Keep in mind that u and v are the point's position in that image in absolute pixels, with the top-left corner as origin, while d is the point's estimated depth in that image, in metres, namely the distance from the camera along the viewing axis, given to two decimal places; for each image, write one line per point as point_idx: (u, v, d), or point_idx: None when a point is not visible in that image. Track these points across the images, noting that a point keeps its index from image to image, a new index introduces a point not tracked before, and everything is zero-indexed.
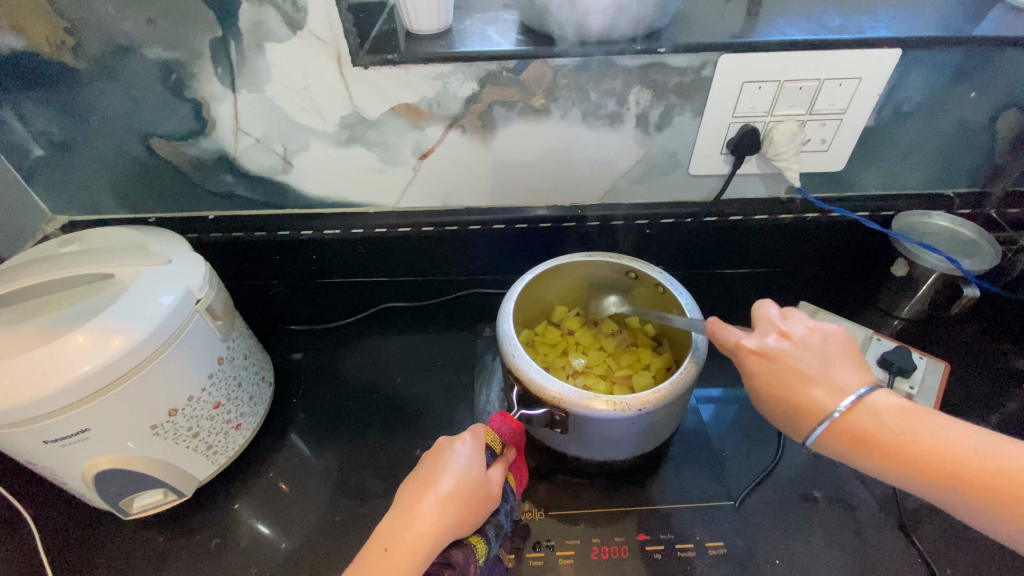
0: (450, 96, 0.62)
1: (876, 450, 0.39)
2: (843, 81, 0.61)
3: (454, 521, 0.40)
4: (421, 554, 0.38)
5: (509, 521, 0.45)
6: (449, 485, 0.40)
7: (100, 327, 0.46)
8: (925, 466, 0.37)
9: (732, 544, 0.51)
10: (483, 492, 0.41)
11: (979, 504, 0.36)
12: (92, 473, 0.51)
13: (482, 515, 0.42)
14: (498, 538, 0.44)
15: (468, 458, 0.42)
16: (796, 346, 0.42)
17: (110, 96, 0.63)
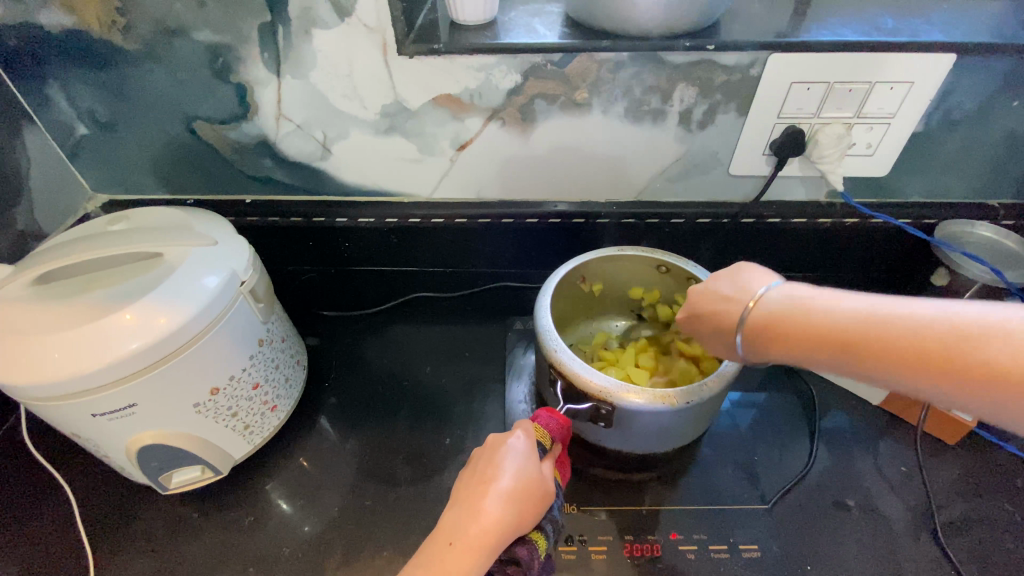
0: (492, 87, 0.62)
1: (803, 334, 0.38)
2: (894, 85, 0.60)
3: (516, 519, 0.40)
4: (486, 552, 0.38)
5: (560, 515, 0.46)
6: (511, 481, 0.40)
7: (152, 305, 0.47)
8: (847, 337, 0.36)
9: (765, 548, 0.50)
10: (542, 489, 0.42)
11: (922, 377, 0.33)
12: (135, 448, 0.52)
13: (540, 512, 0.42)
14: (554, 533, 0.44)
15: (524, 456, 0.42)
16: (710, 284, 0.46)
17: (157, 77, 0.64)
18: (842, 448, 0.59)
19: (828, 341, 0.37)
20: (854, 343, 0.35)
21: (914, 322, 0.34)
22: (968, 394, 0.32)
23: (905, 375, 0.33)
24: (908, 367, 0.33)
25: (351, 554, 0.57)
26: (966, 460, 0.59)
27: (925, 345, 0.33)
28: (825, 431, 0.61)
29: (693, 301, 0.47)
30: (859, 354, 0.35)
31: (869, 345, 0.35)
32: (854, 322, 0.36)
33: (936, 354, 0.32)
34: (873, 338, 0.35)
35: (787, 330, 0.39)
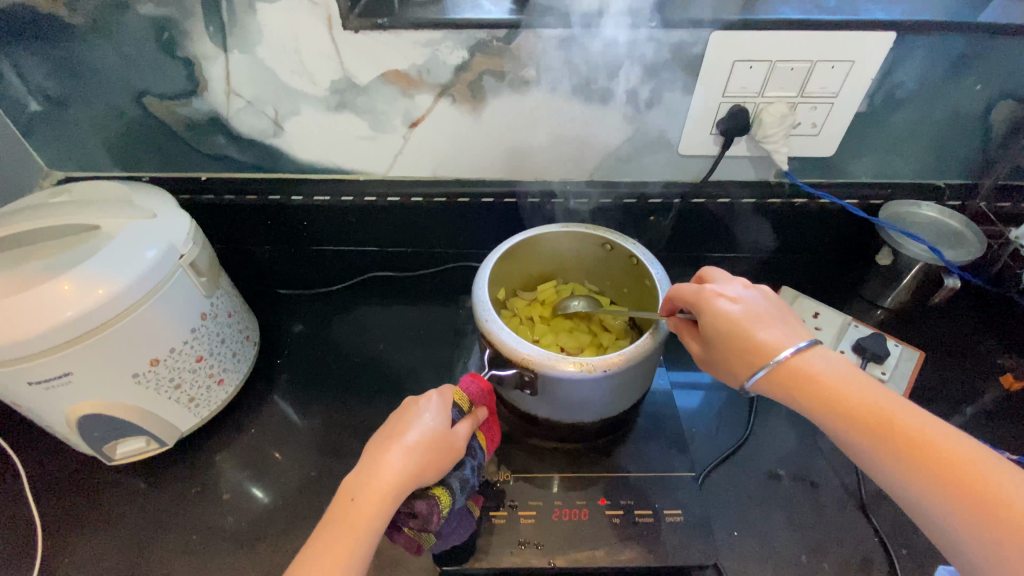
0: (440, 63, 0.62)
1: (824, 399, 0.40)
2: (835, 64, 0.60)
3: (419, 468, 0.42)
4: (387, 498, 0.41)
5: (475, 477, 0.47)
6: (416, 435, 0.43)
7: (86, 275, 0.47)
8: (866, 414, 0.38)
9: (690, 513, 0.51)
10: (448, 444, 0.44)
11: (917, 476, 0.36)
12: (75, 418, 0.52)
13: (447, 467, 0.44)
14: (463, 493, 0.46)
15: (433, 413, 0.45)
16: (745, 306, 0.45)
17: (104, 51, 0.63)
18: (778, 422, 0.61)
19: (848, 413, 0.39)
20: (881, 429, 0.37)
21: (936, 437, 0.36)
22: (948, 506, 0.34)
23: (905, 470, 0.36)
24: (911, 465, 0.36)
25: (296, 524, 0.58)
26: None
27: (939, 451, 0.36)
28: (764, 405, 0.62)
29: (718, 309, 0.45)
30: (879, 439, 0.37)
31: (890, 432, 0.37)
32: (874, 404, 0.38)
33: (946, 461, 0.35)
34: (892, 428, 0.37)
35: (815, 388, 0.40)
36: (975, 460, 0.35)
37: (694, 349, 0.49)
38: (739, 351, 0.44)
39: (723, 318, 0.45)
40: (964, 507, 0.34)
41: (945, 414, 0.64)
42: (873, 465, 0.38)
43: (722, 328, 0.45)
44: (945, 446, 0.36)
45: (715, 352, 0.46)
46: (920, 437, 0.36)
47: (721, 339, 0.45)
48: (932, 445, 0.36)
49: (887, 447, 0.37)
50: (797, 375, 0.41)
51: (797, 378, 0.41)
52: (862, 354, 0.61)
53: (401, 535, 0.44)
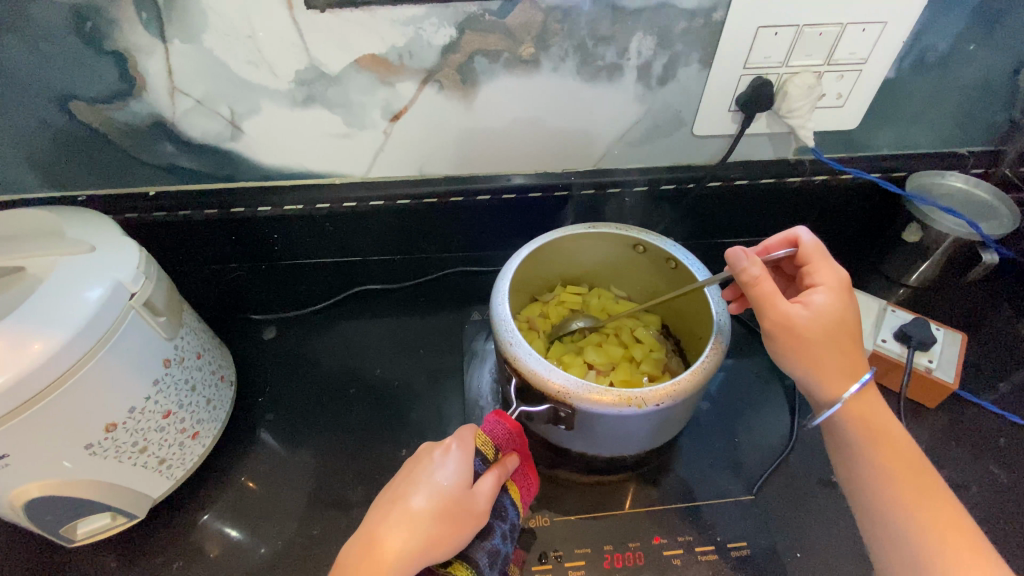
0: (424, 44, 0.53)
1: (880, 440, 0.41)
2: (866, 27, 0.54)
3: (426, 545, 0.35)
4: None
5: (508, 544, 0.39)
6: (424, 500, 0.35)
7: (12, 332, 0.38)
8: (913, 467, 0.40)
9: (755, 544, 0.46)
10: (465, 509, 0.36)
11: (925, 526, 0.37)
12: (17, 506, 0.43)
13: (466, 536, 0.36)
14: (493, 567, 0.38)
15: (448, 469, 0.37)
16: (845, 311, 0.43)
17: (10, 49, 0.52)
18: None
19: (891, 452, 0.40)
20: (911, 479, 0.39)
21: (956, 510, 0.38)
22: (943, 565, 0.36)
23: (916, 515, 0.38)
24: (924, 518, 0.38)
25: None
26: (942, 423, 0.58)
27: (956, 522, 0.38)
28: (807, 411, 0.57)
29: (830, 311, 0.42)
30: (905, 481, 0.39)
31: (924, 491, 0.39)
32: (915, 462, 0.40)
33: (958, 531, 0.37)
34: (926, 485, 0.39)
35: (877, 421, 0.41)
36: (981, 543, 0.37)
37: (799, 313, 0.42)
38: (824, 355, 0.42)
39: (829, 319, 0.42)
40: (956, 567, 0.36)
41: (989, 396, 0.61)
42: (885, 499, 0.39)
43: (823, 330, 0.42)
44: (960, 522, 0.38)
45: (796, 345, 0.42)
46: (943, 506, 0.38)
47: (818, 338, 0.42)
48: (951, 512, 0.38)
49: (907, 493, 0.39)
50: (865, 409, 0.42)
51: (864, 405, 0.42)
52: (907, 343, 0.57)
53: None
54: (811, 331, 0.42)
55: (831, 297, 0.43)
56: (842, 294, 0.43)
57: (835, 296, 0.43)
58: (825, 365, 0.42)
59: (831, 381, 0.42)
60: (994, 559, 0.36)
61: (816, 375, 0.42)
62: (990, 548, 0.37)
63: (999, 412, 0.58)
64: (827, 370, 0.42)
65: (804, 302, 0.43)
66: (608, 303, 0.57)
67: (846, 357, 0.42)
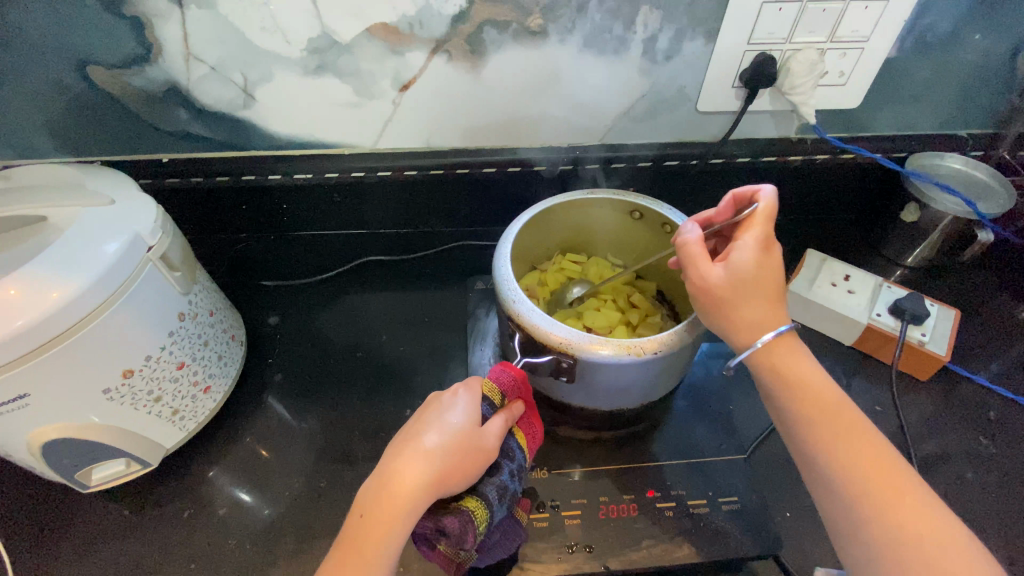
0: (434, 14, 0.55)
1: (809, 404, 0.39)
2: (869, 4, 0.55)
3: (441, 480, 0.36)
4: (404, 515, 0.35)
5: (515, 482, 0.41)
6: (436, 438, 0.37)
7: (35, 277, 0.39)
8: (844, 427, 0.38)
9: (746, 499, 0.47)
10: (477, 446, 0.38)
11: (859, 479, 0.36)
12: (37, 446, 0.44)
13: (478, 471, 0.38)
14: (502, 503, 0.39)
15: (457, 410, 0.39)
16: (762, 268, 0.41)
17: (30, 11, 0.53)
18: None
19: (816, 406, 0.39)
20: (838, 431, 0.38)
21: (890, 458, 0.37)
22: (879, 517, 0.35)
23: (850, 469, 0.37)
24: (860, 477, 0.36)
25: (307, 538, 0.53)
26: (932, 395, 0.59)
27: (891, 471, 0.36)
28: None
29: (744, 269, 0.41)
30: (833, 435, 0.38)
31: (855, 441, 0.38)
32: (844, 413, 0.39)
33: (892, 481, 0.36)
34: (860, 444, 0.37)
35: (798, 378, 0.40)
36: (916, 487, 0.36)
37: (714, 274, 0.41)
38: (733, 313, 0.41)
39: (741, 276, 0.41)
40: (895, 519, 0.34)
41: (981, 372, 0.62)
42: (818, 458, 0.38)
43: (734, 288, 0.41)
44: (895, 469, 0.36)
45: (707, 303, 0.42)
46: (874, 454, 0.37)
47: (727, 296, 0.41)
48: (887, 467, 0.36)
49: (836, 447, 0.38)
50: (783, 365, 0.41)
51: (783, 361, 0.41)
52: (901, 316, 0.58)
53: (436, 554, 0.38)
54: (727, 289, 0.41)
55: (752, 253, 0.41)
56: (764, 252, 0.41)
57: (757, 254, 0.41)
58: (741, 320, 0.41)
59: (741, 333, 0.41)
60: (930, 504, 0.35)
61: (733, 329, 0.42)
62: (925, 491, 0.36)
63: (988, 386, 0.60)
64: (743, 323, 0.41)
65: (724, 262, 0.42)
66: (606, 272, 0.58)
67: (763, 308, 0.41)
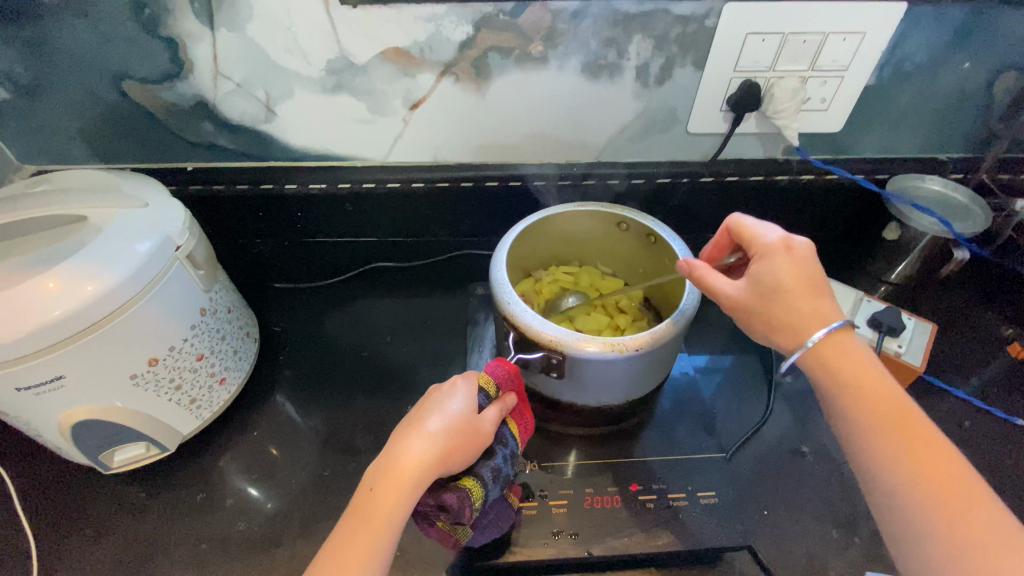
0: (443, 40, 0.59)
1: (870, 403, 0.39)
2: (846, 36, 0.59)
3: (443, 459, 0.39)
4: (409, 489, 0.38)
5: (508, 466, 0.44)
6: (440, 422, 0.40)
7: (75, 270, 0.43)
8: (913, 433, 0.38)
9: (724, 494, 0.50)
10: (475, 430, 0.41)
11: (924, 485, 0.36)
12: (68, 426, 0.48)
13: (475, 454, 0.41)
14: (496, 484, 0.42)
15: (458, 398, 0.42)
16: (789, 268, 0.43)
17: (76, 32, 0.58)
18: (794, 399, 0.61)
19: (878, 407, 0.39)
20: (901, 435, 0.38)
21: (954, 465, 0.36)
22: (939, 526, 0.34)
23: (912, 474, 0.36)
24: (925, 485, 0.36)
25: (310, 523, 0.56)
26: None
27: (957, 482, 0.36)
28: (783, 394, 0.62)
29: (762, 275, 0.43)
30: (895, 438, 0.38)
31: (918, 445, 0.37)
32: (908, 416, 0.38)
33: (957, 491, 0.35)
34: (919, 444, 0.37)
35: (859, 377, 0.40)
36: (983, 498, 0.35)
37: (728, 286, 0.45)
38: (771, 314, 0.43)
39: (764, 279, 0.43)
40: (956, 529, 0.34)
41: (959, 385, 0.65)
42: (879, 460, 0.38)
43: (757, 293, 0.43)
44: (961, 477, 0.36)
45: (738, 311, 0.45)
46: (941, 460, 0.36)
47: (756, 300, 0.43)
48: (944, 467, 0.36)
49: (898, 451, 0.37)
50: (842, 363, 0.41)
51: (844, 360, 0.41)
52: (878, 329, 0.61)
53: (434, 530, 0.41)
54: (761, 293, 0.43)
55: (776, 261, 0.44)
56: (789, 254, 0.44)
57: (780, 258, 0.44)
58: (795, 319, 0.42)
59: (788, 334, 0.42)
60: (1000, 517, 0.34)
61: (779, 333, 0.43)
62: (994, 505, 0.35)
63: (964, 397, 0.62)
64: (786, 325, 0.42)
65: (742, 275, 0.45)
66: (597, 280, 0.62)
67: (804, 306, 0.42)
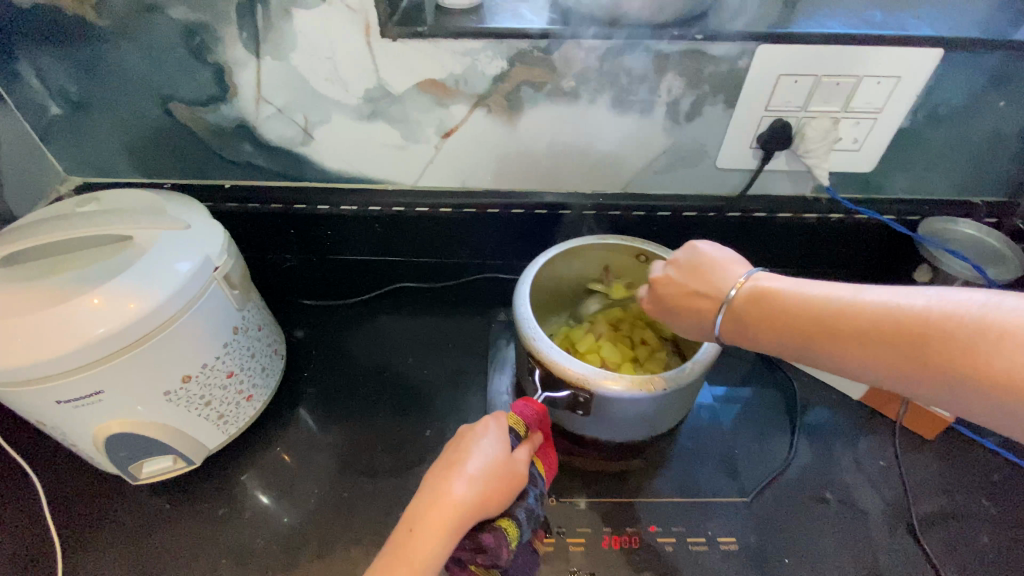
0: (478, 73, 0.61)
1: (806, 328, 0.38)
2: (880, 79, 0.59)
3: (481, 502, 0.40)
4: (449, 533, 0.39)
5: (539, 505, 0.44)
6: (477, 464, 0.41)
7: (118, 289, 0.45)
8: (827, 317, 0.37)
9: (744, 540, 0.51)
10: (511, 472, 0.42)
11: (880, 357, 0.35)
12: (102, 437, 0.50)
13: (511, 496, 0.42)
14: (529, 523, 0.43)
15: (491, 440, 0.43)
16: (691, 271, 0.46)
17: (129, 56, 0.61)
18: (817, 442, 0.60)
19: (792, 327, 0.39)
20: (820, 330, 0.37)
21: (880, 314, 0.35)
22: (919, 380, 0.34)
23: (870, 358, 0.35)
24: (878, 356, 0.35)
25: (328, 544, 0.56)
26: (938, 454, 0.60)
27: (891, 330, 0.34)
28: (806, 437, 0.61)
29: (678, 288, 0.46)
30: (821, 338, 0.37)
31: (835, 328, 0.37)
32: (812, 309, 0.38)
33: (900, 339, 0.34)
34: (825, 324, 0.37)
35: (758, 318, 0.41)
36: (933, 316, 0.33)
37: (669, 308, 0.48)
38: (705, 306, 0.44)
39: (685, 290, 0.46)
40: (945, 380, 0.32)
41: (991, 434, 0.63)
42: (840, 364, 0.37)
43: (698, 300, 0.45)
44: (895, 319, 0.34)
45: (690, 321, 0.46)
46: (866, 321, 0.35)
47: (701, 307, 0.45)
48: (877, 322, 0.35)
49: (834, 347, 0.37)
50: (761, 311, 0.41)
51: (761, 302, 0.41)
52: None
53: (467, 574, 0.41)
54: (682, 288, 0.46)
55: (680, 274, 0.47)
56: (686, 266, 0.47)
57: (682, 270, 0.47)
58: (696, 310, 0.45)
59: (751, 327, 0.42)
60: (975, 329, 0.31)
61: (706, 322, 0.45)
62: (954, 318, 0.32)
63: (995, 449, 0.61)
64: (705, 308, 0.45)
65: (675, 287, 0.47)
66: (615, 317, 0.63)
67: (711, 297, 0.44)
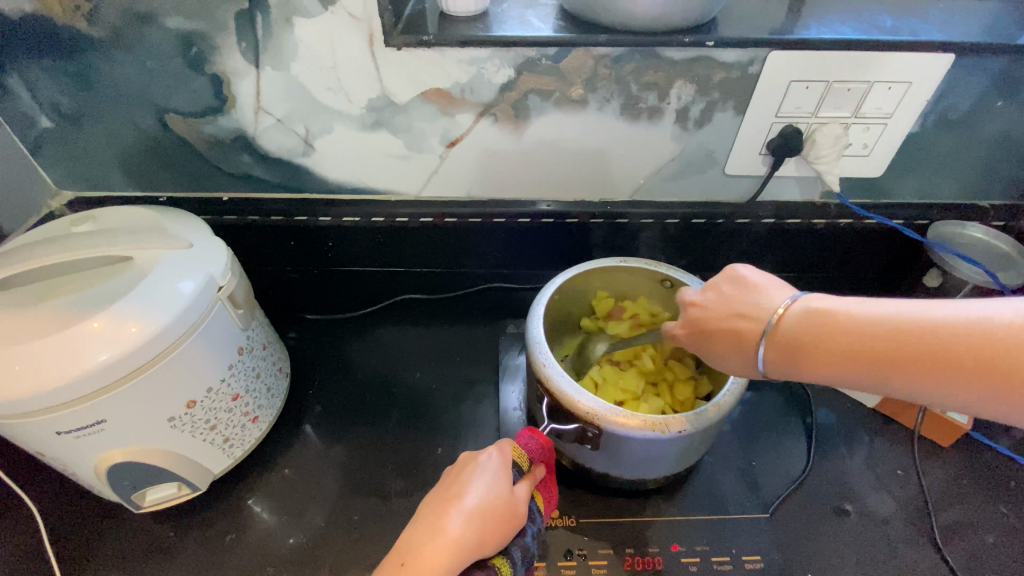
0: (485, 82, 0.60)
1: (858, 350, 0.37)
2: (891, 85, 0.59)
3: (476, 539, 0.39)
4: (441, 568, 0.38)
5: (536, 542, 0.44)
6: (474, 499, 0.40)
7: (119, 313, 0.43)
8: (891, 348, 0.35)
9: (768, 559, 0.51)
10: (510, 509, 0.41)
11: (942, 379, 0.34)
12: (105, 467, 0.48)
13: (509, 534, 0.41)
14: (525, 561, 0.43)
15: (492, 474, 0.42)
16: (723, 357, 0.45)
17: (123, 66, 0.59)
18: (835, 453, 0.60)
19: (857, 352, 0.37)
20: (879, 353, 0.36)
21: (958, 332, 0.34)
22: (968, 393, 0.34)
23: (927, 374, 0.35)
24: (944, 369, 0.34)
25: (341, 569, 0.55)
26: (954, 462, 0.60)
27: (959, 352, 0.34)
28: (822, 448, 0.60)
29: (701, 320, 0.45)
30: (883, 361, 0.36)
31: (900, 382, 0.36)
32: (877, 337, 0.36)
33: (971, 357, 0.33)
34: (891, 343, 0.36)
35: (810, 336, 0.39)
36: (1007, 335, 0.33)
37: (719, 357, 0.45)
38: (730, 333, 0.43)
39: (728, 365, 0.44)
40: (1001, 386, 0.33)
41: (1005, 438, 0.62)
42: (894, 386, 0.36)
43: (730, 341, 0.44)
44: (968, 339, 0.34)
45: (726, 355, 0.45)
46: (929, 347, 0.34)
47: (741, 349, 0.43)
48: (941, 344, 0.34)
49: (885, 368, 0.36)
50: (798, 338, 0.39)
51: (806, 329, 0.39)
52: None
53: None
54: (710, 308, 0.45)
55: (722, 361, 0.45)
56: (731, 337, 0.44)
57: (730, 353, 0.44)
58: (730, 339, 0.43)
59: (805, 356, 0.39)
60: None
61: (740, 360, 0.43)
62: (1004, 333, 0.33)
63: (1011, 454, 0.60)
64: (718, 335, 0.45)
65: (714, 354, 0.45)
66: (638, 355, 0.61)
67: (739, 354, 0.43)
